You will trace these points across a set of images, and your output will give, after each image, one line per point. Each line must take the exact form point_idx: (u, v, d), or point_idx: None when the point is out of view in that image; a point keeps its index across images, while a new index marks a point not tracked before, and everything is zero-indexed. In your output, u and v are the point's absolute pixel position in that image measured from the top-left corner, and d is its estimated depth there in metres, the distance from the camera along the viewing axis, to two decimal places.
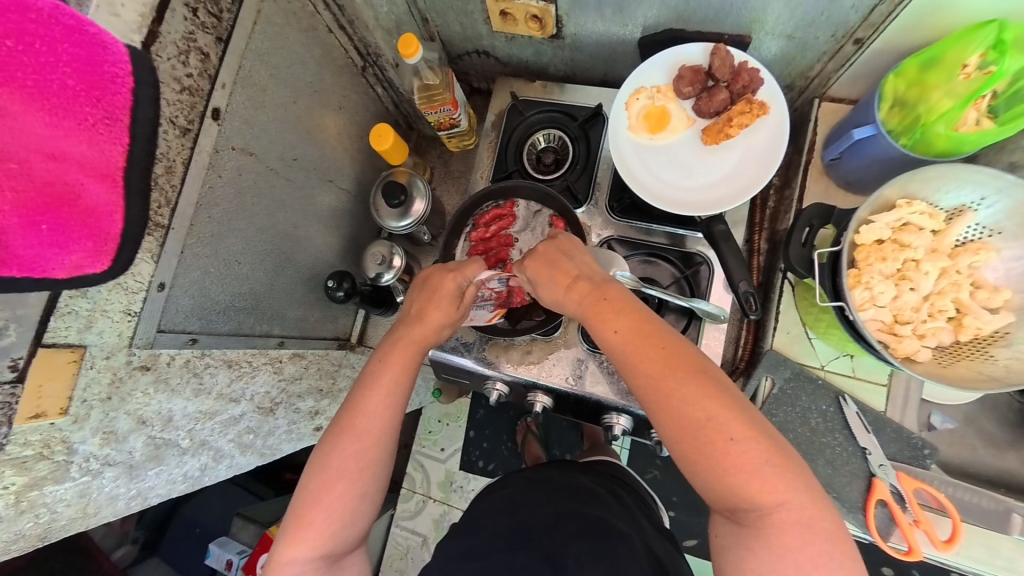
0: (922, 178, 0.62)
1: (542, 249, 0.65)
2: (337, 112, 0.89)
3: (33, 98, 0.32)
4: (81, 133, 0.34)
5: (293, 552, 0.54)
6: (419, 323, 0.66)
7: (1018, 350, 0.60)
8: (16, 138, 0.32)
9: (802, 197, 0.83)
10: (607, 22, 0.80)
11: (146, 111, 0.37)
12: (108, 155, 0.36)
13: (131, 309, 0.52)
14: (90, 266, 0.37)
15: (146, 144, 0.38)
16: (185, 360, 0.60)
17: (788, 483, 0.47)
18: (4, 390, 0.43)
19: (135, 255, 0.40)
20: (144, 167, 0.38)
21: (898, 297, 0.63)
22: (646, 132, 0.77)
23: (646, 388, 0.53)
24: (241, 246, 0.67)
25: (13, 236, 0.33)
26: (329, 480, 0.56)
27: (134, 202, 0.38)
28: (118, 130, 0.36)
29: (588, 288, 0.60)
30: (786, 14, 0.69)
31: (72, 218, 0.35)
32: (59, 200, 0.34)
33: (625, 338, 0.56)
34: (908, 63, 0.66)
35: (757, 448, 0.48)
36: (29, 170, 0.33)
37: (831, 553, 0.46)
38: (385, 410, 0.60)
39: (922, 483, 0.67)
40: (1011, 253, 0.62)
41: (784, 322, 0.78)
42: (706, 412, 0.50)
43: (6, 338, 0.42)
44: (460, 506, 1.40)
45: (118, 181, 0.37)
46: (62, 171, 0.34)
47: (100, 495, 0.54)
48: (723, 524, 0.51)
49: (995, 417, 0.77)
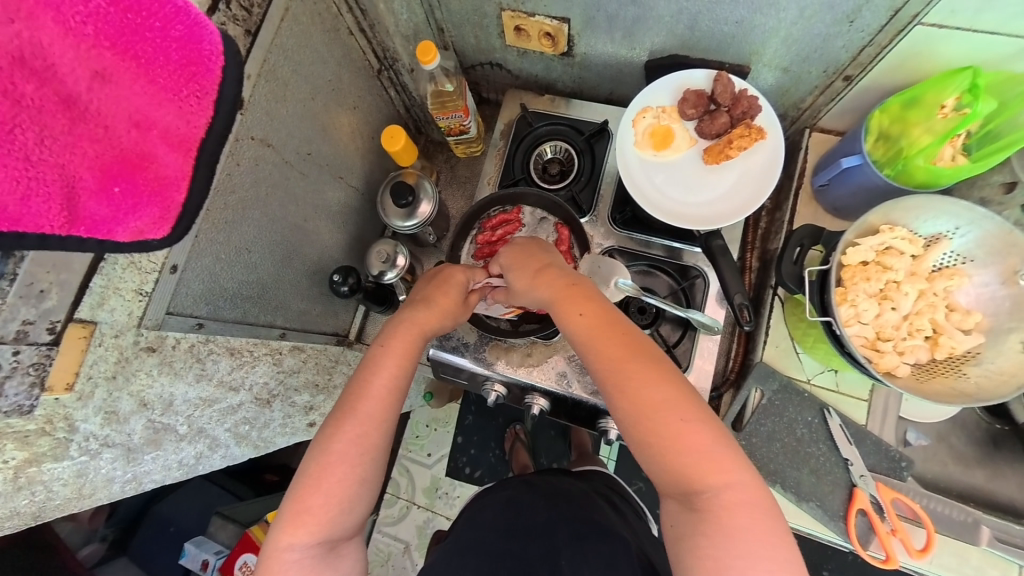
0: (904, 207, 0.67)
1: (523, 244, 0.71)
2: (352, 111, 0.91)
3: (140, 69, 0.34)
4: (174, 104, 0.36)
5: (291, 537, 0.54)
6: (422, 309, 0.67)
7: (987, 368, 0.65)
8: (114, 104, 0.33)
9: (792, 219, 0.88)
10: (616, 44, 0.84)
11: (229, 89, 0.38)
12: (191, 127, 0.38)
13: (142, 289, 0.51)
14: (152, 233, 0.38)
15: (225, 122, 0.39)
16: (190, 345, 0.59)
17: (731, 462, 0.52)
18: (41, 351, 0.43)
19: (193, 225, 0.40)
20: (218, 143, 0.40)
21: (880, 315, 0.68)
22: (651, 149, 0.80)
23: (611, 371, 0.58)
24: (254, 235, 0.68)
25: (88, 196, 0.33)
26: (328, 463, 0.57)
27: (201, 173, 0.39)
28: (206, 104, 0.38)
29: (561, 277, 0.65)
30: (783, 48, 0.74)
31: (146, 184, 0.36)
32: (134, 166, 0.35)
33: (591, 323, 0.60)
34: (892, 101, 0.71)
35: (707, 430, 0.53)
36: (115, 136, 0.34)
37: (774, 529, 0.51)
38: (388, 395, 0.61)
39: (898, 493, 0.71)
40: (982, 279, 0.67)
41: (773, 336, 0.82)
42: (663, 394, 0.55)
43: (47, 300, 0.42)
44: (444, 513, 1.39)
45: (192, 152, 0.38)
46: (144, 139, 0.35)
47: (97, 476, 0.53)
48: (678, 513, 0.54)
49: (965, 436, 0.82)
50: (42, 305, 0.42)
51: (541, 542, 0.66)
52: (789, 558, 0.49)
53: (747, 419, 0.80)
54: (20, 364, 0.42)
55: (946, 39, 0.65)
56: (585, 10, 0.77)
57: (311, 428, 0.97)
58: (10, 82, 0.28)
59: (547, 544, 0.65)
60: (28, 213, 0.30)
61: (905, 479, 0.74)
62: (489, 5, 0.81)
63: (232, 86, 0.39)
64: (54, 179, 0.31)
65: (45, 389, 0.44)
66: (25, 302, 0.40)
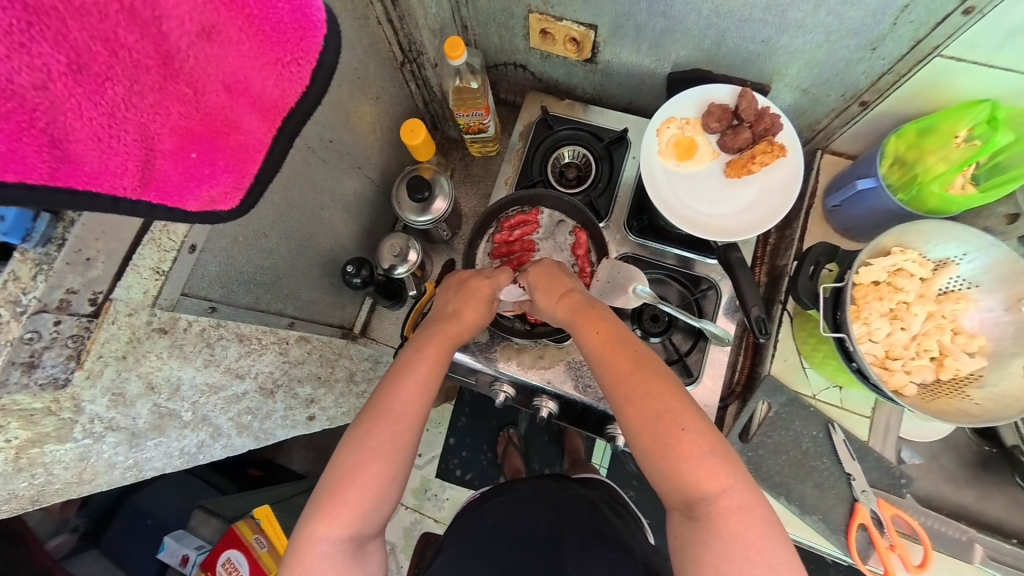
0: (917, 231, 0.69)
1: (546, 263, 0.71)
2: (374, 101, 0.89)
3: (251, 28, 0.33)
4: (274, 70, 0.35)
5: (325, 529, 0.54)
6: (454, 320, 0.68)
7: (991, 391, 0.67)
8: (212, 63, 0.32)
9: (803, 237, 0.90)
10: (641, 54, 0.85)
11: (331, 58, 0.38)
12: (282, 95, 0.37)
13: (160, 268, 0.48)
14: (221, 204, 0.38)
15: (319, 91, 0.39)
16: (202, 328, 0.57)
17: (728, 471, 0.52)
18: (80, 322, 0.43)
19: (259, 198, 0.41)
20: (305, 112, 0.40)
21: (890, 334, 0.70)
22: (674, 159, 0.82)
23: (617, 384, 0.58)
24: (271, 219, 0.66)
25: (165, 159, 0.32)
26: (364, 460, 0.56)
27: (278, 142, 0.39)
28: (304, 73, 0.37)
29: (581, 300, 0.65)
30: (805, 71, 0.76)
31: (221, 151, 0.36)
32: (216, 131, 0.34)
33: (604, 341, 0.61)
34: (908, 127, 0.74)
35: (705, 438, 0.53)
36: (202, 98, 0.33)
37: (770, 538, 0.50)
38: (421, 396, 0.61)
39: (898, 510, 0.72)
40: (987, 304, 0.69)
41: (781, 350, 0.84)
42: (665, 404, 0.55)
43: (93, 269, 0.43)
44: (434, 514, 1.36)
45: (275, 120, 0.38)
46: (231, 103, 0.34)
47: (98, 460, 0.51)
48: (680, 523, 0.53)
49: (957, 457, 0.84)
50: (88, 273, 0.42)
51: (544, 551, 0.64)
52: (785, 562, 0.50)
53: (753, 431, 0.81)
54: (59, 334, 0.41)
55: (961, 73, 0.68)
56: (614, 19, 0.78)
57: (310, 422, 0.94)
58: (113, 32, 0.27)
59: (551, 551, 0.64)
60: (105, 172, 0.29)
61: (904, 496, 0.76)
62: (518, 5, 0.81)
63: (332, 55, 0.38)
64: (137, 138, 0.30)
65: (79, 362, 0.43)
66: (72, 270, 0.41)
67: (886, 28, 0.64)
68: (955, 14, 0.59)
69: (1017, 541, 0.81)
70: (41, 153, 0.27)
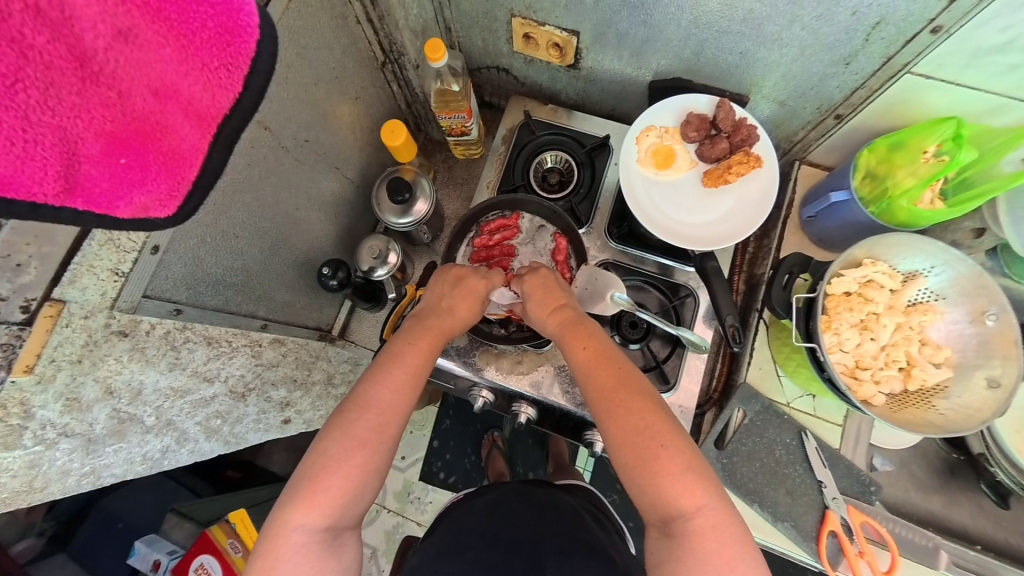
0: (886, 244, 0.71)
1: (542, 272, 0.71)
2: (354, 101, 0.88)
3: (171, 32, 0.32)
4: (201, 75, 0.34)
5: (303, 517, 0.54)
6: (448, 316, 0.70)
7: (955, 403, 0.69)
8: (133, 66, 0.32)
9: (780, 247, 0.91)
10: (623, 62, 0.85)
11: (264, 64, 0.37)
12: (215, 102, 0.36)
13: (119, 269, 0.48)
14: (157, 211, 0.37)
15: (254, 98, 0.38)
16: (166, 331, 0.56)
17: (704, 489, 0.52)
18: (11, 330, 0.41)
19: (200, 205, 0.40)
20: (242, 119, 0.38)
21: (860, 345, 0.72)
22: (653, 167, 0.82)
23: (600, 400, 0.58)
24: (242, 221, 0.65)
25: (90, 164, 0.32)
26: (348, 449, 0.56)
27: (217, 151, 0.38)
28: (237, 78, 0.36)
29: (572, 316, 0.66)
30: (782, 83, 0.77)
31: (153, 157, 0.35)
32: (145, 136, 0.34)
33: (591, 356, 0.61)
34: (879, 142, 0.76)
35: (684, 455, 0.53)
36: (128, 102, 0.32)
37: (745, 559, 0.50)
38: (409, 385, 0.62)
39: (868, 517, 0.73)
40: (953, 317, 0.71)
41: (757, 358, 0.85)
42: (646, 421, 0.55)
43: (25, 275, 0.41)
44: (415, 518, 1.35)
45: (212, 127, 0.37)
46: (160, 108, 0.34)
47: (50, 469, 0.49)
48: (657, 540, 0.54)
49: (926, 465, 0.86)
50: (18, 279, 0.40)
51: (524, 552, 0.63)
52: None
53: (728, 437, 0.82)
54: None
55: (930, 90, 0.69)
56: (595, 26, 0.78)
57: (285, 425, 0.93)
58: (19, 32, 0.26)
59: (532, 554, 0.63)
60: (21, 177, 0.29)
61: (873, 503, 0.78)
62: (501, 10, 0.81)
63: (266, 60, 0.37)
64: (55, 142, 0.29)
65: (13, 369, 0.41)
66: (0, 276, 0.39)
67: (858, 44, 0.65)
68: (923, 32, 0.60)
69: (983, 547, 0.83)
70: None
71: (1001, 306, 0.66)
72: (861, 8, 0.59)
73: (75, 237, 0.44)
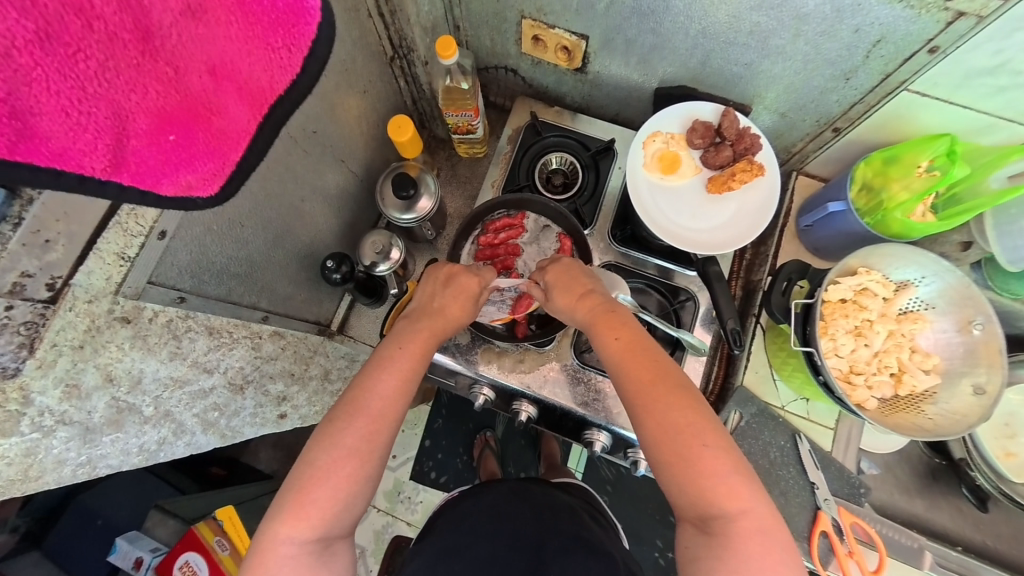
0: (880, 254, 0.73)
1: (564, 262, 0.73)
2: (361, 95, 0.87)
3: (239, 10, 0.32)
4: (263, 56, 0.35)
5: (290, 531, 0.53)
6: (438, 316, 0.69)
7: (942, 408, 0.72)
8: (195, 43, 0.32)
9: (777, 254, 0.94)
10: (630, 68, 0.86)
11: (323, 50, 0.37)
12: (271, 83, 0.37)
13: (125, 253, 0.46)
14: (199, 189, 0.37)
15: (310, 80, 0.38)
16: (168, 319, 0.54)
17: (749, 491, 0.53)
18: (35, 308, 0.41)
19: (239, 187, 0.40)
20: (295, 102, 0.39)
21: (855, 350, 0.74)
22: (658, 172, 0.84)
23: (638, 393, 0.59)
24: (248, 209, 0.64)
25: (139, 140, 0.31)
26: (338, 459, 0.56)
27: (263, 131, 0.39)
28: (295, 61, 0.36)
29: (601, 303, 0.67)
30: (784, 95, 0.79)
31: (201, 136, 0.35)
32: (198, 114, 0.34)
33: (624, 347, 0.62)
34: (875, 156, 0.78)
35: (724, 454, 0.54)
36: (185, 80, 0.32)
37: (786, 562, 0.51)
38: (399, 393, 0.61)
39: (857, 518, 0.77)
40: (941, 326, 0.74)
41: (754, 362, 0.87)
42: (687, 418, 0.56)
43: (51, 253, 0.41)
44: (405, 518, 1.33)
45: (263, 108, 0.38)
46: (216, 87, 0.34)
47: (47, 457, 0.47)
48: (692, 536, 0.54)
49: (910, 468, 0.89)
50: (45, 257, 0.40)
51: (526, 553, 0.63)
52: None
53: None
54: (11, 321, 0.39)
55: (925, 107, 0.73)
56: (605, 31, 0.79)
57: (281, 421, 0.91)
58: (88, 2, 0.26)
59: (534, 555, 0.63)
60: (73, 150, 0.28)
61: (863, 504, 0.80)
62: (511, 11, 0.82)
63: (326, 44, 0.37)
64: (109, 116, 0.29)
65: (31, 351, 0.41)
66: (28, 252, 0.39)
67: (858, 61, 0.67)
68: (922, 52, 0.63)
69: (963, 548, 0.86)
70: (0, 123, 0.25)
71: (987, 316, 0.69)
72: (864, 25, 0.62)
73: (89, 217, 0.43)
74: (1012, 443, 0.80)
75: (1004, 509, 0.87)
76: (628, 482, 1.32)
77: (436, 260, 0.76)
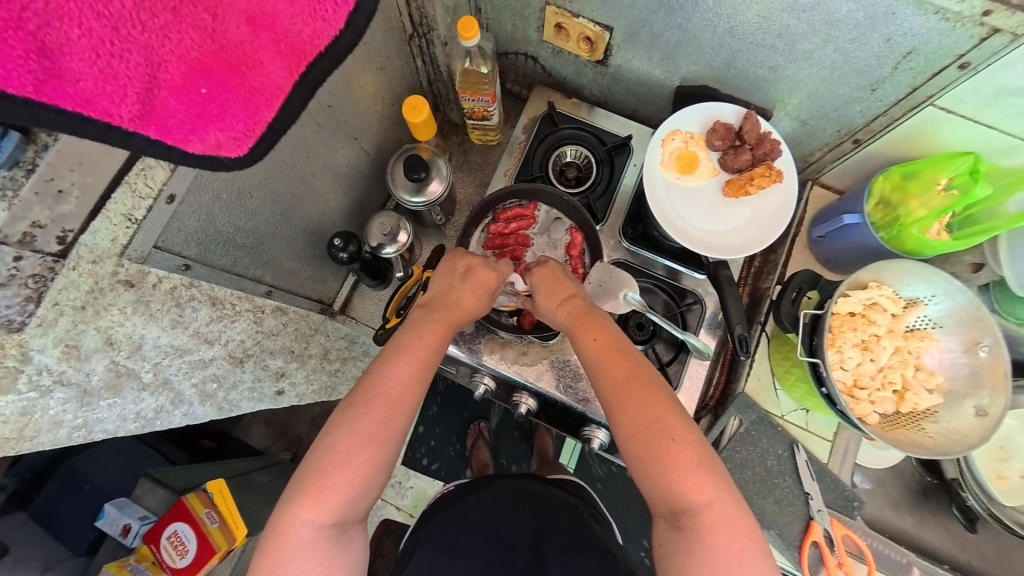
0: (893, 269, 0.73)
1: (549, 265, 0.71)
2: (378, 71, 0.86)
3: None
4: (303, 6, 0.35)
5: (310, 513, 0.53)
6: (455, 307, 0.68)
7: (943, 426, 0.72)
8: None
9: (787, 263, 0.93)
10: (652, 63, 0.85)
11: (369, 4, 0.38)
12: (309, 39, 0.37)
13: (132, 216, 0.45)
14: (227, 150, 0.38)
15: (352, 37, 0.39)
16: (172, 286, 0.53)
17: (715, 486, 0.52)
18: (44, 261, 0.41)
19: (268, 150, 0.41)
20: (320, 59, 0.39)
21: (860, 364, 0.74)
22: (676, 171, 0.82)
23: (611, 391, 0.58)
24: (258, 180, 0.62)
25: (168, 91, 0.33)
26: (356, 444, 0.55)
27: (298, 90, 0.40)
28: (337, 14, 0.37)
29: (581, 307, 0.66)
30: (806, 102, 0.78)
31: (234, 92, 0.36)
32: (233, 68, 0.35)
33: (602, 348, 0.61)
34: (895, 170, 0.77)
35: (694, 450, 0.54)
36: (223, 29, 0.33)
37: (753, 553, 0.51)
38: (416, 381, 0.60)
39: (849, 531, 0.77)
40: (949, 345, 0.73)
41: (756, 370, 0.87)
42: (656, 414, 0.55)
43: (64, 205, 0.41)
44: (395, 502, 1.33)
45: (299, 64, 0.38)
46: (254, 38, 0.35)
47: (42, 418, 0.47)
48: (666, 531, 0.54)
49: (903, 486, 0.89)
50: (57, 208, 0.41)
51: (526, 553, 0.62)
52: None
53: (723, 445, 0.84)
54: (19, 272, 0.40)
55: (948, 124, 0.72)
56: (630, 24, 0.77)
57: (277, 397, 0.90)
58: None
59: (534, 554, 0.62)
60: (101, 95, 0.30)
61: (854, 517, 0.81)
62: None
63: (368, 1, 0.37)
64: (140, 62, 0.30)
65: (37, 308, 0.41)
66: (41, 202, 0.40)
67: (886, 72, 0.66)
68: (951, 67, 0.62)
69: (949, 567, 0.87)
70: (27, 60, 0.27)
71: (995, 338, 0.69)
72: (895, 36, 0.60)
73: (106, 169, 0.43)
74: (1004, 466, 0.81)
75: (991, 530, 0.87)
76: (619, 480, 1.33)
77: (452, 249, 0.75)
